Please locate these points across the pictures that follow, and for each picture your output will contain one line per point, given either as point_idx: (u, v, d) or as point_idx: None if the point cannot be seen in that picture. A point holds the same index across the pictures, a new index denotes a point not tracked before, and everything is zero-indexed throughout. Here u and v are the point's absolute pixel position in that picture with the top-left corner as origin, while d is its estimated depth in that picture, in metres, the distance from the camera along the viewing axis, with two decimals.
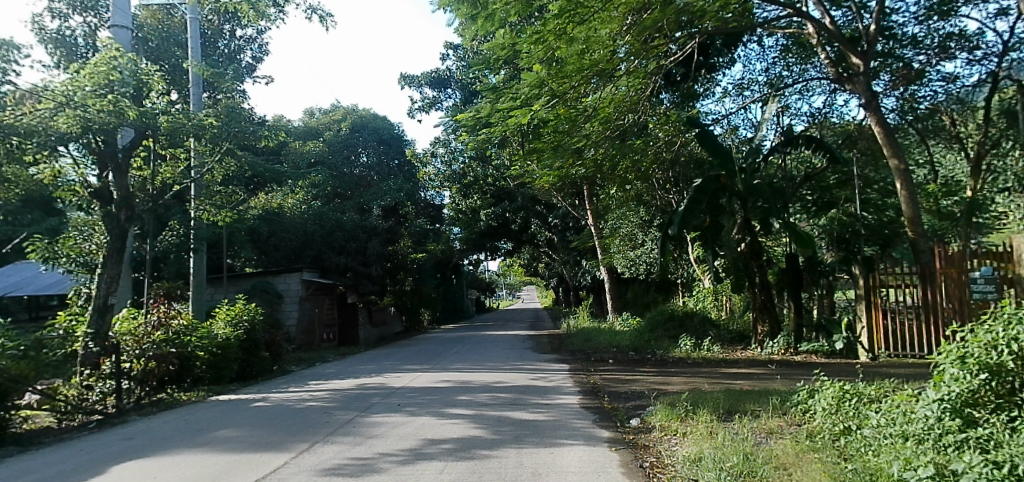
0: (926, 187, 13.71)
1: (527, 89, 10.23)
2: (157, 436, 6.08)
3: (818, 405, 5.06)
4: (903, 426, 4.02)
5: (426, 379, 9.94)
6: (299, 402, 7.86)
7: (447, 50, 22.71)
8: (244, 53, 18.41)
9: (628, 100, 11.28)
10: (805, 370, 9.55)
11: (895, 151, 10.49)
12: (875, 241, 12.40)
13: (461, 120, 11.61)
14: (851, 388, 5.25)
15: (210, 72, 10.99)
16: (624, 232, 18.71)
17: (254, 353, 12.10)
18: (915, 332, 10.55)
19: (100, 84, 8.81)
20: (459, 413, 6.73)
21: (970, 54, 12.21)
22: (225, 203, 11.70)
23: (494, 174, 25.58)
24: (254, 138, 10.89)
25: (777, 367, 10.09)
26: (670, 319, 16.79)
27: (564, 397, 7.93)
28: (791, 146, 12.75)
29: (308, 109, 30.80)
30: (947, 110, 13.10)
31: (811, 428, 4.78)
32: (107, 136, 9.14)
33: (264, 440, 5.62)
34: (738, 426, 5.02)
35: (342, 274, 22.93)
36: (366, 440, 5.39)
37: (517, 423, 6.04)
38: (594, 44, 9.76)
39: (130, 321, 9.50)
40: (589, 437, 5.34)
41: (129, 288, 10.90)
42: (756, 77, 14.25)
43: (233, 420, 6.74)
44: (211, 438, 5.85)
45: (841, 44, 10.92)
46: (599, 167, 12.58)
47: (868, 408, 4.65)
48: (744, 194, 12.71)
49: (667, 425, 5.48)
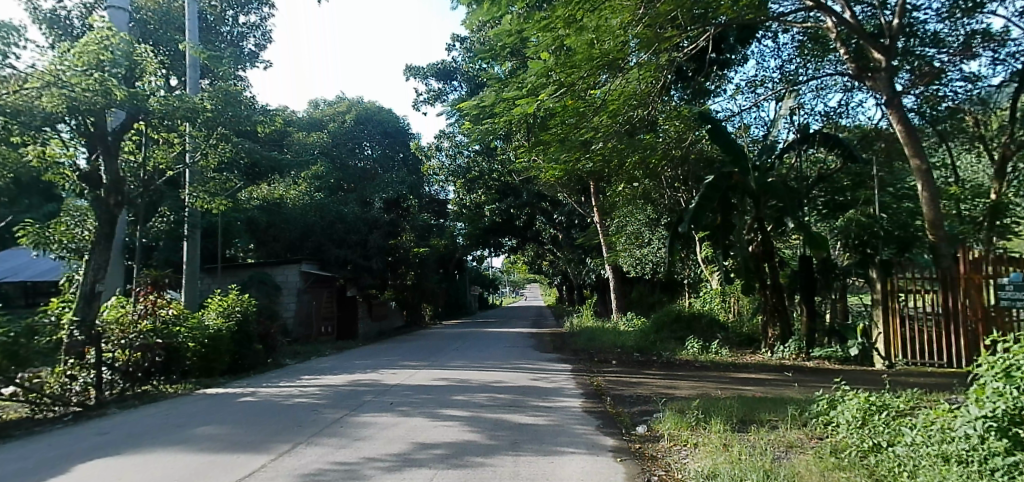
0: (948, 189, 13.16)
1: (534, 79, 9.90)
2: (132, 432, 5.74)
3: (841, 418, 4.66)
4: (941, 446, 3.63)
5: (423, 377, 9.57)
6: (287, 398, 7.52)
7: (453, 41, 22.24)
8: (247, 40, 17.88)
9: (639, 93, 10.85)
10: (823, 376, 9.23)
11: (917, 150, 9.97)
12: (892, 243, 11.83)
13: (463, 109, 11.13)
14: (878, 400, 4.84)
15: (207, 54, 10.64)
16: (631, 229, 18.27)
17: (247, 345, 11.79)
18: (936, 339, 10.10)
19: (90, 64, 8.53)
20: (454, 414, 6.37)
21: (995, 53, 11.68)
22: (220, 191, 11.28)
23: (500, 170, 25.20)
24: (250, 123, 10.46)
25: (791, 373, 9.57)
26: (677, 321, 16.30)
27: (566, 399, 7.54)
28: (807, 144, 12.28)
29: (314, 99, 30.53)
30: (969, 111, 12.56)
31: (836, 443, 4.37)
32: (97, 117, 8.83)
33: (243, 440, 5.26)
34: (754, 438, 4.63)
35: (343, 267, 22.55)
36: (352, 442, 5.02)
37: (515, 428, 5.65)
38: (603, 34, 9.43)
39: (119, 309, 9.14)
40: (592, 445, 4.96)
41: (119, 275, 10.64)
42: (769, 74, 13.82)
43: (213, 417, 6.39)
44: (187, 436, 5.50)
45: (862, 38, 10.44)
46: (607, 161, 12.17)
47: (900, 424, 4.22)
48: (757, 192, 12.01)
49: (676, 434, 5.10)
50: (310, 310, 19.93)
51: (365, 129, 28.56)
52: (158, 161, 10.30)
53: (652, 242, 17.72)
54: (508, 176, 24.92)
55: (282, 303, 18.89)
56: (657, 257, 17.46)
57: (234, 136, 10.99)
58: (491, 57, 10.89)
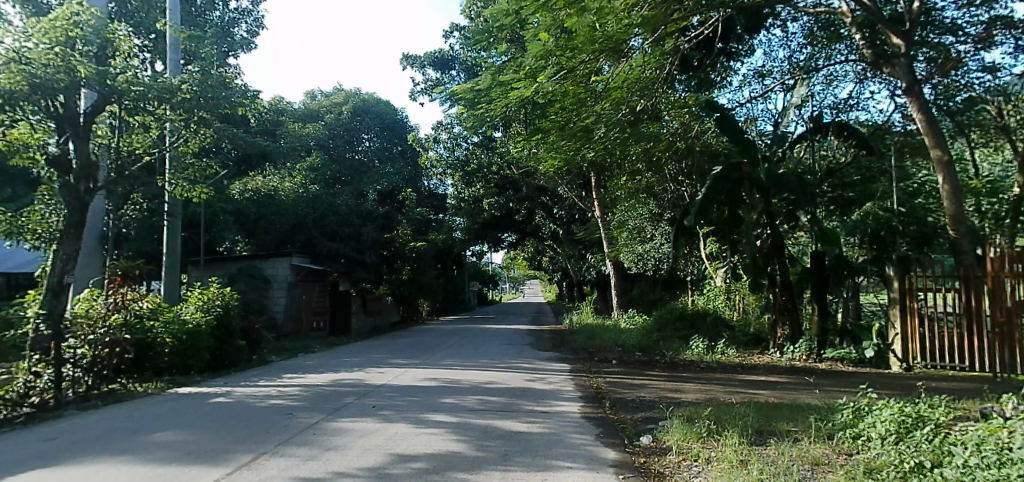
0: (968, 184, 12.55)
1: (532, 61, 9.28)
2: (81, 439, 5.19)
3: (874, 433, 4.10)
4: (1001, 470, 2.97)
5: (411, 377, 8.99)
6: (263, 400, 6.96)
7: (451, 29, 21.70)
8: (239, 26, 17.51)
9: (643, 80, 10.25)
10: (848, 381, 8.41)
11: (937, 140, 9.30)
12: (908, 238, 11.36)
13: (457, 93, 10.51)
14: (914, 410, 4.30)
15: (187, 34, 9.89)
16: (632, 225, 17.66)
17: (228, 340, 11.25)
18: (957, 341, 9.35)
19: (59, 41, 7.94)
20: (440, 420, 5.82)
21: (1018, 41, 10.99)
22: (200, 178, 10.68)
23: (500, 162, 24.51)
24: (230, 106, 9.87)
25: (812, 378, 8.89)
26: (680, 319, 15.72)
27: (563, 404, 6.98)
28: (821, 134, 11.74)
29: (309, 90, 30.00)
30: (991, 101, 11.94)
31: (870, 461, 3.77)
32: (69, 97, 8.39)
33: (202, 449, 4.71)
34: (774, 453, 4.08)
35: (335, 261, 22.03)
36: (321, 453, 4.49)
37: (506, 437, 5.10)
38: (606, 16, 8.82)
39: (90, 303, 8.63)
40: (591, 458, 4.41)
41: (91, 265, 10.17)
42: (778, 64, 13.21)
43: (177, 420, 5.88)
44: (140, 444, 4.94)
45: (880, 22, 9.67)
46: (609, 151, 11.37)
47: (947, 442, 3.63)
48: (768, 185, 11.52)
49: (685, 446, 4.57)
50: (300, 305, 19.37)
51: (362, 121, 28.23)
52: (135, 146, 9.84)
53: (654, 237, 17.24)
54: (507, 169, 24.42)
55: (272, 297, 18.39)
56: (660, 253, 16.84)
57: (216, 121, 10.40)
58: (487, 40, 10.29)
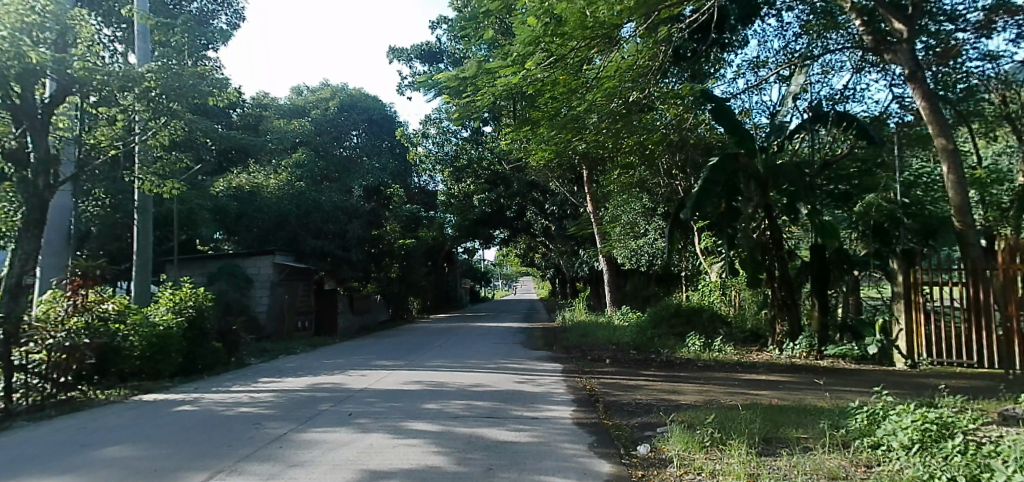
0: (971, 173, 12.22)
1: (520, 47, 8.74)
2: (18, 456, 4.68)
3: (895, 442, 3.70)
4: None
5: (394, 380, 8.53)
6: (231, 408, 6.48)
7: (438, 20, 21.18)
8: (218, 18, 16.99)
9: (635, 69, 9.84)
10: (861, 383, 7.81)
11: (939, 128, 8.19)
12: (913, 232, 11.00)
13: (440, 80, 10.01)
14: (937, 416, 3.86)
15: (155, 22, 9.13)
16: (626, 220, 17.30)
17: (201, 343, 10.73)
18: (967, 337, 9.12)
19: (13, 26, 7.37)
20: (422, 428, 5.38)
21: (1020, 29, 10.64)
22: (170, 173, 10.13)
23: (490, 157, 24.10)
24: (200, 96, 9.34)
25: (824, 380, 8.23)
26: (676, 315, 15.28)
27: (555, 408, 6.56)
28: (820, 123, 11.32)
29: (296, 85, 29.42)
30: (992, 89, 11.60)
31: (894, 475, 3.34)
32: (24, 86, 7.79)
33: (153, 466, 4.26)
34: (784, 466, 3.68)
35: (321, 260, 21.53)
36: (285, 470, 4.03)
37: (492, 448, 4.67)
38: (595, 4, 8.17)
39: (51, 305, 8.11)
40: (584, 471, 4.01)
41: (54, 264, 9.62)
42: (773, 55, 12.87)
43: (133, 432, 5.41)
44: (86, 461, 4.49)
45: (881, 5, 8.96)
46: (601, 142, 11.05)
47: (984, 455, 3.20)
48: (766, 176, 11.33)
49: (686, 456, 4.16)
50: (284, 304, 18.84)
51: (350, 116, 27.83)
52: (98, 138, 9.25)
53: (647, 232, 16.91)
54: (498, 164, 24.01)
55: (253, 296, 17.89)
56: (653, 248, 16.56)
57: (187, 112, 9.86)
58: (473, 24, 9.84)
